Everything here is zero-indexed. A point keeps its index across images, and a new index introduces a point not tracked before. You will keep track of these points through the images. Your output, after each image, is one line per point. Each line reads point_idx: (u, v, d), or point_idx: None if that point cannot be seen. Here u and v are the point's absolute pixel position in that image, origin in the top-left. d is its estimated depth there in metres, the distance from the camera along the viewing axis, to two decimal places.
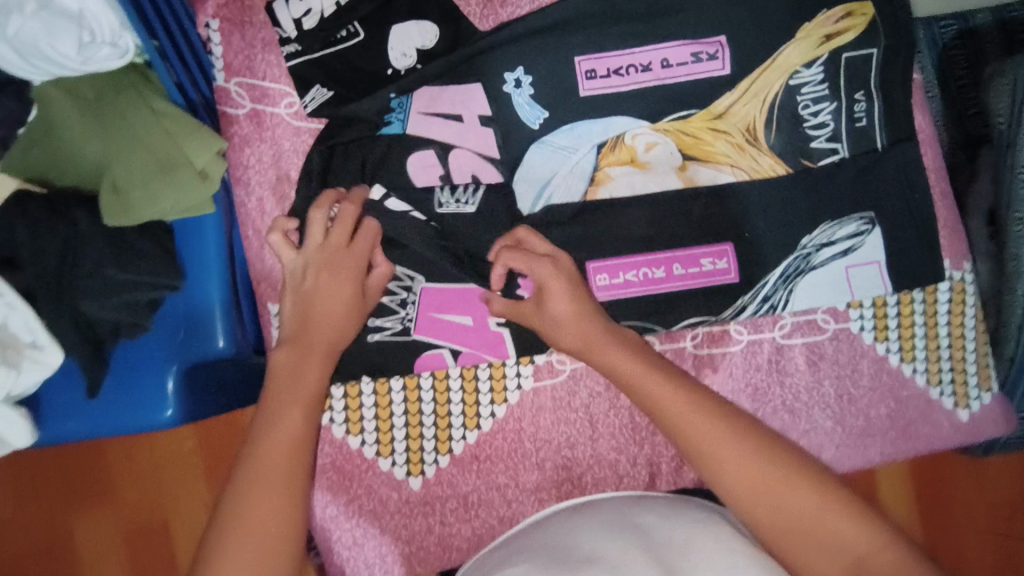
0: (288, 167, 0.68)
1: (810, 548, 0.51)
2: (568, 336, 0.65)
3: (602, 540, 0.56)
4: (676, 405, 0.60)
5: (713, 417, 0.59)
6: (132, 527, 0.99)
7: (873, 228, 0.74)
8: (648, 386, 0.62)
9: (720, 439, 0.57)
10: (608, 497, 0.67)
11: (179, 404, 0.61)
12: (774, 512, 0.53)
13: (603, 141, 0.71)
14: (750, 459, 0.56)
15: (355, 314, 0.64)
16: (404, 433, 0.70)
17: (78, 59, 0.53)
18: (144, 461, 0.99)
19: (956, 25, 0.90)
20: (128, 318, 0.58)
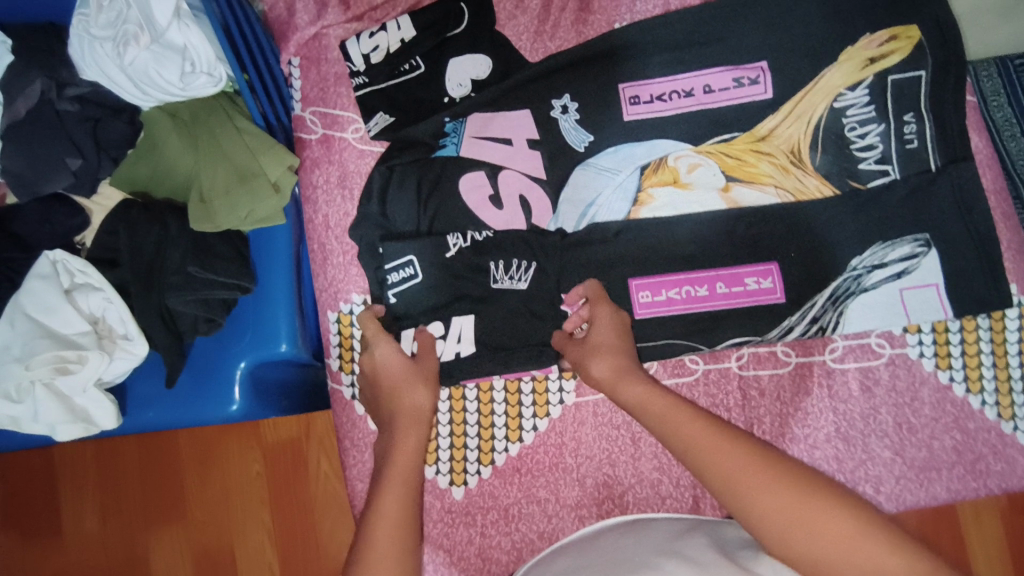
0: (352, 186, 0.74)
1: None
2: (600, 364, 0.62)
3: (654, 553, 0.55)
4: (694, 430, 0.54)
5: (725, 436, 0.53)
6: (203, 551, 1.05)
7: (929, 250, 0.71)
8: (662, 412, 0.56)
9: (740, 460, 0.50)
10: (659, 517, 0.66)
11: (245, 400, 0.66)
12: (811, 547, 0.45)
13: (646, 163, 0.74)
14: (776, 481, 0.48)
15: (431, 379, 0.65)
16: (448, 442, 0.72)
17: (179, 85, 0.62)
18: (217, 490, 1.05)
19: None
20: (203, 313, 0.64)
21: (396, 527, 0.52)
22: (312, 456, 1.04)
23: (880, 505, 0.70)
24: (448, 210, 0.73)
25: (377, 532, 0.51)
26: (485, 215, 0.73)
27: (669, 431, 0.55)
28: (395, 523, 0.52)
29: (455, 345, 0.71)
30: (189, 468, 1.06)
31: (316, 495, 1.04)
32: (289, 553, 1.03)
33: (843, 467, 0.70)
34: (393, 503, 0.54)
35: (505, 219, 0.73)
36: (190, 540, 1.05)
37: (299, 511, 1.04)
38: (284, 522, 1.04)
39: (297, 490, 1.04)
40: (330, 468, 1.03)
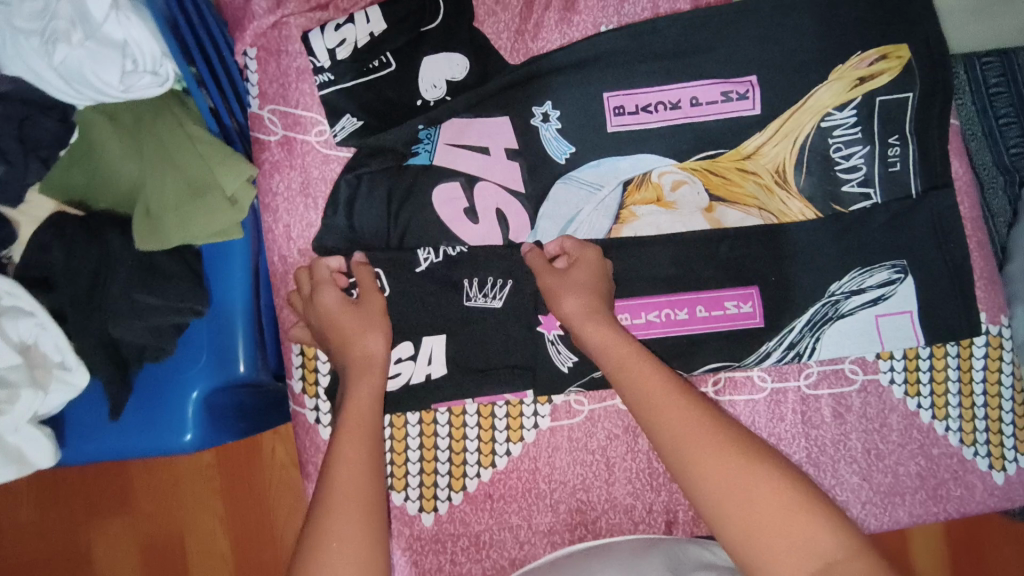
0: (316, 194, 0.68)
1: (778, 553, 0.46)
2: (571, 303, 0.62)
3: None
4: (660, 389, 0.55)
5: (688, 399, 0.55)
6: (151, 543, 1.00)
7: (905, 277, 0.71)
8: (626, 365, 0.58)
9: (694, 425, 0.52)
10: (623, 539, 0.67)
11: (199, 430, 0.62)
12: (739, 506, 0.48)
13: (630, 178, 0.71)
14: (727, 447, 0.51)
15: (380, 322, 0.63)
16: (418, 468, 0.69)
17: (120, 87, 0.55)
18: (164, 480, 1.00)
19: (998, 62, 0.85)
20: (152, 340, 0.59)
21: (358, 462, 0.54)
22: (267, 443, 1.01)
23: None
24: (419, 223, 0.68)
25: (343, 476, 0.53)
26: (459, 229, 0.69)
27: (632, 386, 0.56)
28: (362, 467, 0.54)
29: (426, 365, 0.68)
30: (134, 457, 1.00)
31: (272, 483, 1.00)
32: (244, 542, 1.00)
33: None
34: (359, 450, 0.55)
35: (481, 234, 0.69)
36: (137, 532, 1.00)
37: (253, 500, 1.00)
38: (238, 511, 1.00)
39: (252, 478, 1.00)
40: (286, 455, 1.00)
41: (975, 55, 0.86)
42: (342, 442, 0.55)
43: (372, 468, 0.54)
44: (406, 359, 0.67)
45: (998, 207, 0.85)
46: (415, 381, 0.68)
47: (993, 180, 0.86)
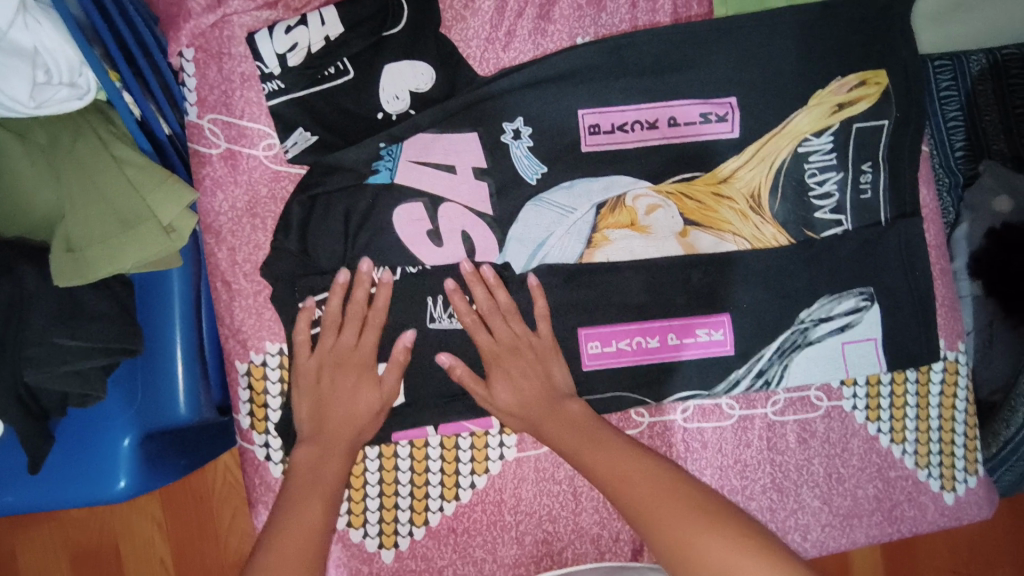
0: (264, 214, 0.63)
1: None
2: (517, 394, 0.63)
3: None
4: (617, 468, 0.58)
5: (645, 473, 0.57)
6: (80, 550, 0.94)
7: (872, 305, 0.72)
8: (582, 448, 0.60)
9: (647, 492, 0.55)
10: (585, 569, 0.65)
11: (133, 480, 0.56)
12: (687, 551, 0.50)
13: (603, 201, 0.68)
14: (678, 515, 0.52)
15: (389, 392, 0.62)
16: (377, 503, 0.65)
17: (31, 103, 0.48)
18: None
19: (951, 66, 0.89)
20: (77, 388, 0.52)
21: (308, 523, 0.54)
22: None
23: (804, 551, 0.72)
24: (379, 246, 0.63)
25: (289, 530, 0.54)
26: (420, 251, 0.65)
27: (592, 468, 0.59)
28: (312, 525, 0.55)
29: None
30: None
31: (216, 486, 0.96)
32: (184, 549, 0.95)
33: (775, 516, 0.71)
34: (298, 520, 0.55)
35: (443, 257, 0.65)
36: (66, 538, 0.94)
37: (195, 507, 0.95)
38: (178, 516, 0.95)
39: (195, 482, 0.96)
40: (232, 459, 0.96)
41: (929, 58, 0.89)
42: (292, 509, 0.55)
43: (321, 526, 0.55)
44: None
45: (945, 206, 0.91)
46: None
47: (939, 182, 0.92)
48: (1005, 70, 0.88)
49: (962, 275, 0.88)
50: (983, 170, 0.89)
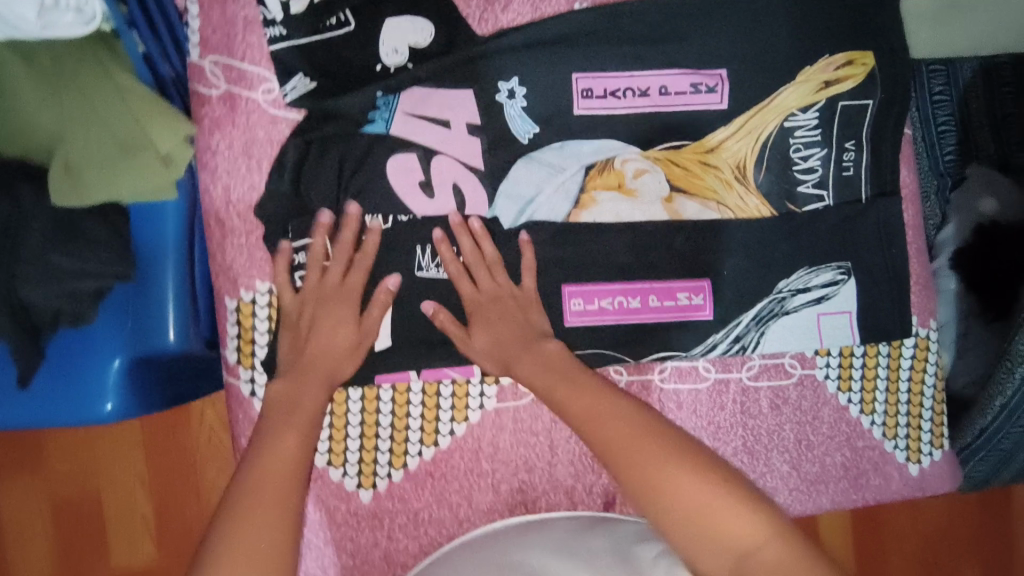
0: (260, 156, 0.64)
1: (696, 532, 0.51)
2: (497, 330, 0.66)
3: (545, 557, 0.57)
4: (598, 412, 0.61)
5: (618, 413, 0.60)
6: (63, 502, 0.96)
7: (848, 279, 0.74)
8: (556, 386, 0.64)
9: (622, 435, 0.58)
10: (557, 515, 0.67)
11: (121, 404, 0.57)
12: (663, 495, 0.53)
13: (592, 163, 0.69)
14: (651, 459, 0.55)
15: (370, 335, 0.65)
16: (358, 444, 0.67)
17: (37, 23, 0.49)
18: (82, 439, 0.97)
19: (943, 71, 0.94)
20: (68, 306, 0.53)
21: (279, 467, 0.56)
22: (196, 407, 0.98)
23: None
24: (371, 193, 0.65)
25: (262, 468, 0.56)
26: (412, 201, 0.67)
27: (567, 407, 0.62)
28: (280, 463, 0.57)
29: None
30: None
31: (199, 445, 0.99)
32: (167, 503, 0.97)
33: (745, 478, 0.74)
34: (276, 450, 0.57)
35: (435, 208, 0.67)
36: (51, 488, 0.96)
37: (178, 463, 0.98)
38: (160, 471, 0.98)
39: (178, 439, 0.98)
40: (216, 420, 0.98)
41: (924, 63, 0.94)
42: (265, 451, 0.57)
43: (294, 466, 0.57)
44: None
45: (931, 208, 0.94)
46: None
47: (927, 183, 0.95)
48: (995, 81, 0.93)
49: (944, 272, 0.88)
50: (970, 172, 0.92)
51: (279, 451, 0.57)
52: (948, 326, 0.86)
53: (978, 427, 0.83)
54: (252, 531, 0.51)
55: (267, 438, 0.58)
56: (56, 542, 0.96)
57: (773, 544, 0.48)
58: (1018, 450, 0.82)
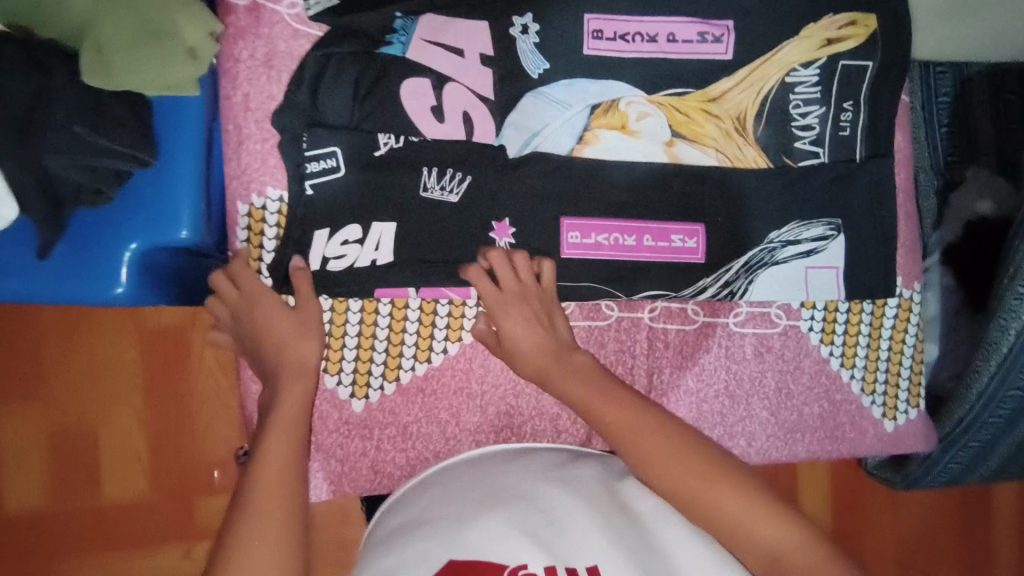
0: (280, 67, 0.67)
1: (734, 541, 0.53)
2: (529, 342, 0.67)
3: (535, 484, 0.57)
4: (625, 417, 0.61)
5: (651, 421, 0.60)
6: (59, 431, 0.98)
7: (838, 235, 0.76)
8: (592, 397, 0.63)
9: (652, 440, 0.59)
10: (545, 448, 0.68)
11: (131, 285, 0.60)
12: (696, 508, 0.55)
13: (598, 103, 0.72)
14: (688, 473, 0.56)
15: (307, 322, 0.66)
16: (354, 354, 0.70)
17: None
18: (83, 369, 0.98)
19: (950, 73, 0.91)
20: (91, 183, 0.57)
21: (280, 470, 0.57)
22: (197, 348, 1.00)
23: (750, 457, 0.77)
24: (384, 113, 0.68)
25: (268, 475, 0.56)
26: (423, 124, 0.69)
27: (599, 415, 0.62)
28: (280, 468, 0.57)
29: (372, 253, 0.68)
30: (51, 345, 0.98)
31: (197, 385, 1.01)
32: (161, 440, 1.00)
33: (724, 421, 0.76)
34: (278, 447, 0.58)
35: (444, 133, 0.70)
36: (48, 414, 0.98)
37: (177, 401, 1.00)
38: (157, 409, 1.00)
39: (177, 379, 1.00)
40: (216, 363, 1.00)
41: (931, 64, 0.91)
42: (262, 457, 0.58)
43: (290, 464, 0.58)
44: (354, 237, 0.68)
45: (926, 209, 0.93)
46: (359, 265, 0.68)
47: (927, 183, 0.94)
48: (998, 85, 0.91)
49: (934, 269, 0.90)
50: (969, 176, 0.91)
51: (273, 453, 0.58)
52: (936, 319, 0.89)
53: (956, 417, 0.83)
54: (262, 539, 0.52)
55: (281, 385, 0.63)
56: (50, 468, 0.98)
57: (809, 556, 0.51)
58: (992, 445, 0.83)
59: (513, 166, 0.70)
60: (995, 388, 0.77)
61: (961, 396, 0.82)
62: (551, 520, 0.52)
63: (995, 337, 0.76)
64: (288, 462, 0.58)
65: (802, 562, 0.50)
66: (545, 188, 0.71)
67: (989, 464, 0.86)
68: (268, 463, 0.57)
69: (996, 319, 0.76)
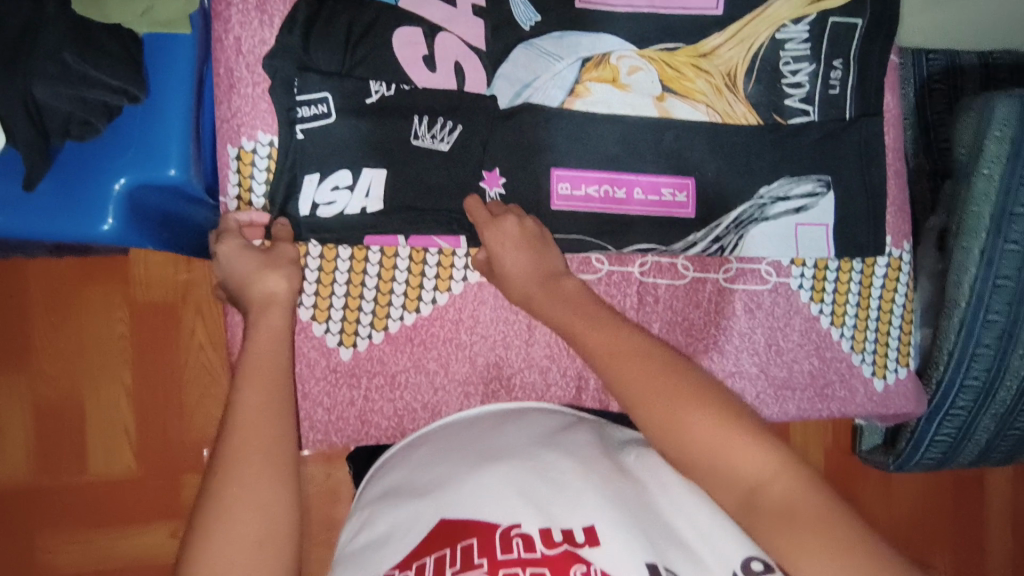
0: (272, 13, 0.68)
1: (710, 471, 0.50)
2: (513, 263, 0.65)
3: (530, 447, 0.56)
4: (611, 343, 0.57)
5: (635, 349, 0.56)
6: (46, 403, 0.97)
7: (828, 192, 0.76)
8: (578, 324, 0.60)
9: (633, 362, 0.55)
10: (538, 405, 0.67)
11: (119, 221, 0.60)
12: (676, 435, 0.51)
13: (589, 56, 0.72)
14: (669, 395, 0.52)
15: (279, 262, 0.63)
16: (343, 302, 0.70)
17: None
18: (72, 342, 0.97)
19: (942, 61, 0.93)
20: (80, 113, 0.57)
21: (261, 409, 0.52)
22: (187, 324, 0.99)
23: None
24: (376, 60, 0.68)
25: (246, 416, 0.52)
26: (414, 73, 0.69)
27: (591, 346, 0.58)
28: (261, 410, 0.53)
29: (362, 200, 0.69)
30: (40, 317, 0.97)
31: (188, 362, 0.99)
32: (150, 417, 0.98)
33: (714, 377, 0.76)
34: (256, 389, 0.54)
35: (435, 82, 0.70)
36: (36, 388, 0.97)
37: (166, 377, 0.99)
38: (146, 384, 0.98)
39: (167, 355, 0.99)
40: (206, 338, 0.98)
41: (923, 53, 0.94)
42: (240, 396, 0.53)
43: (275, 408, 0.53)
44: (344, 183, 0.68)
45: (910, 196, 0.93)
46: (349, 213, 0.68)
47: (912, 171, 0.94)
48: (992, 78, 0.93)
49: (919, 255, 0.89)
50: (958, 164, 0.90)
51: (253, 394, 0.53)
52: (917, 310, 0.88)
53: (934, 380, 0.82)
54: (246, 490, 0.48)
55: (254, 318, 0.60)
56: (38, 441, 0.97)
57: (787, 485, 0.47)
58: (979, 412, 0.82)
59: (504, 116, 0.71)
60: (962, 347, 0.78)
61: (933, 363, 0.81)
62: (545, 480, 0.51)
63: (952, 296, 0.78)
64: (272, 404, 0.53)
65: (774, 493, 0.47)
66: (536, 138, 0.71)
67: (981, 437, 0.84)
68: (249, 404, 0.53)
69: (949, 279, 0.78)
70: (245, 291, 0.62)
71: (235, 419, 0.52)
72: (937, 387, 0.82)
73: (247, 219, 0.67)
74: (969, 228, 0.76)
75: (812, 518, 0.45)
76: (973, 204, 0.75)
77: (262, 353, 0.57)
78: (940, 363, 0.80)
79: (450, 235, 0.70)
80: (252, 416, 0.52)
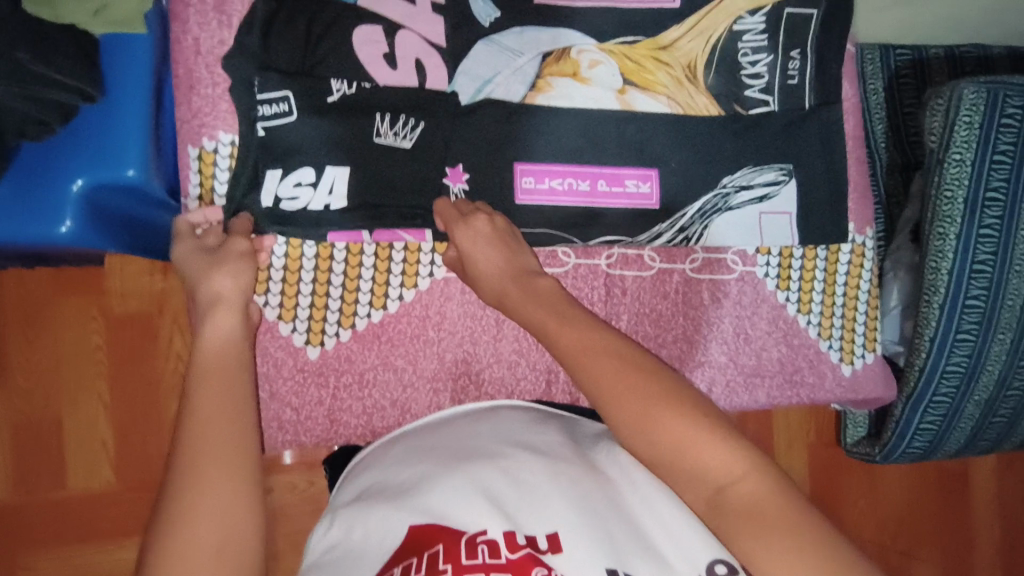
0: (231, 13, 0.68)
1: (680, 471, 0.47)
2: (485, 259, 0.66)
3: (497, 445, 0.56)
4: (582, 340, 0.56)
5: (603, 345, 0.55)
6: (20, 420, 0.95)
7: (790, 180, 0.77)
8: (550, 322, 0.60)
9: (602, 359, 0.54)
10: (513, 403, 0.66)
11: (78, 223, 0.60)
12: (643, 434, 0.49)
13: (549, 51, 0.73)
14: (639, 390, 0.51)
15: (233, 260, 0.63)
16: (308, 301, 0.69)
17: None
18: (45, 356, 0.96)
19: (910, 54, 0.93)
20: (35, 113, 0.55)
21: (218, 415, 0.52)
22: (164, 334, 0.98)
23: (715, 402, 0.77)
24: (336, 58, 0.69)
25: (200, 420, 0.52)
26: (375, 71, 0.70)
27: (556, 340, 0.58)
28: (218, 416, 0.52)
29: (326, 197, 0.69)
30: (12, 331, 0.95)
31: (165, 373, 0.98)
32: (127, 430, 0.97)
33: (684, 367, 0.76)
34: (212, 394, 0.53)
35: (397, 80, 0.70)
36: (9, 404, 0.95)
37: (143, 388, 0.98)
38: (123, 397, 0.97)
39: (143, 366, 0.98)
40: (183, 348, 0.98)
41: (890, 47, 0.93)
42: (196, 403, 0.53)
43: (230, 414, 0.53)
44: (307, 180, 0.68)
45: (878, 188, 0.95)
46: (312, 210, 0.68)
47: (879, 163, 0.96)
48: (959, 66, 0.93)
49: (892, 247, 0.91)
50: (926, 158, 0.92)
51: (207, 400, 0.53)
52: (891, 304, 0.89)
53: (919, 369, 0.80)
54: (204, 495, 0.47)
55: (210, 319, 0.60)
56: (13, 459, 0.95)
57: (754, 485, 0.45)
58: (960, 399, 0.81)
59: (466, 111, 0.71)
60: (944, 334, 0.78)
61: (916, 350, 0.80)
62: (512, 481, 0.51)
63: (931, 283, 0.78)
64: (230, 410, 0.53)
65: (743, 493, 0.44)
66: (498, 133, 0.71)
67: (965, 424, 0.83)
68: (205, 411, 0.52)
69: (926, 267, 0.78)
70: (202, 293, 0.62)
71: (195, 428, 0.51)
72: (920, 375, 0.80)
73: (203, 218, 0.67)
74: (945, 214, 0.76)
75: (780, 513, 0.42)
76: (946, 188, 0.76)
77: (219, 361, 0.56)
78: (923, 349, 0.79)
79: (415, 229, 0.71)
80: (214, 424, 0.52)
